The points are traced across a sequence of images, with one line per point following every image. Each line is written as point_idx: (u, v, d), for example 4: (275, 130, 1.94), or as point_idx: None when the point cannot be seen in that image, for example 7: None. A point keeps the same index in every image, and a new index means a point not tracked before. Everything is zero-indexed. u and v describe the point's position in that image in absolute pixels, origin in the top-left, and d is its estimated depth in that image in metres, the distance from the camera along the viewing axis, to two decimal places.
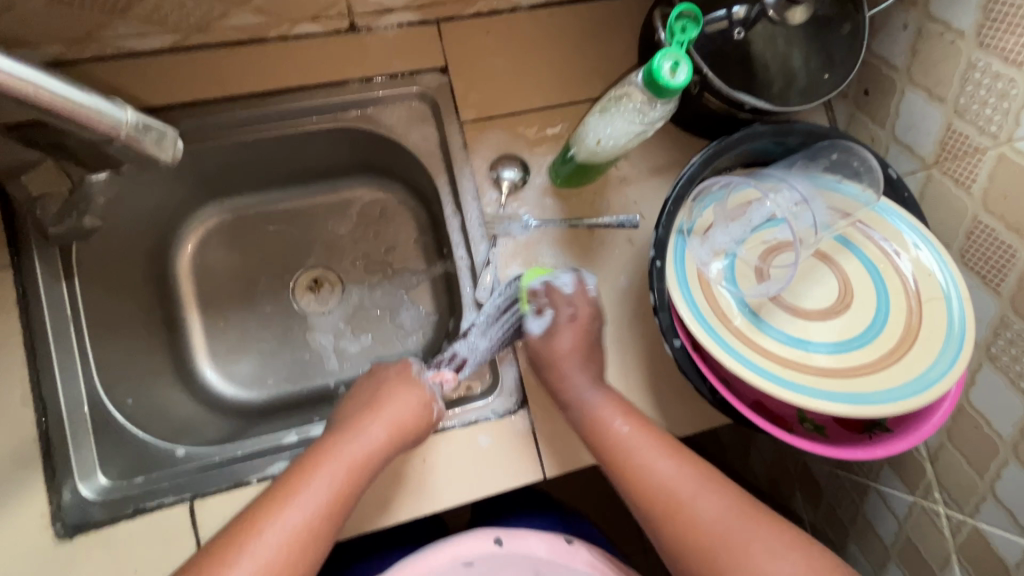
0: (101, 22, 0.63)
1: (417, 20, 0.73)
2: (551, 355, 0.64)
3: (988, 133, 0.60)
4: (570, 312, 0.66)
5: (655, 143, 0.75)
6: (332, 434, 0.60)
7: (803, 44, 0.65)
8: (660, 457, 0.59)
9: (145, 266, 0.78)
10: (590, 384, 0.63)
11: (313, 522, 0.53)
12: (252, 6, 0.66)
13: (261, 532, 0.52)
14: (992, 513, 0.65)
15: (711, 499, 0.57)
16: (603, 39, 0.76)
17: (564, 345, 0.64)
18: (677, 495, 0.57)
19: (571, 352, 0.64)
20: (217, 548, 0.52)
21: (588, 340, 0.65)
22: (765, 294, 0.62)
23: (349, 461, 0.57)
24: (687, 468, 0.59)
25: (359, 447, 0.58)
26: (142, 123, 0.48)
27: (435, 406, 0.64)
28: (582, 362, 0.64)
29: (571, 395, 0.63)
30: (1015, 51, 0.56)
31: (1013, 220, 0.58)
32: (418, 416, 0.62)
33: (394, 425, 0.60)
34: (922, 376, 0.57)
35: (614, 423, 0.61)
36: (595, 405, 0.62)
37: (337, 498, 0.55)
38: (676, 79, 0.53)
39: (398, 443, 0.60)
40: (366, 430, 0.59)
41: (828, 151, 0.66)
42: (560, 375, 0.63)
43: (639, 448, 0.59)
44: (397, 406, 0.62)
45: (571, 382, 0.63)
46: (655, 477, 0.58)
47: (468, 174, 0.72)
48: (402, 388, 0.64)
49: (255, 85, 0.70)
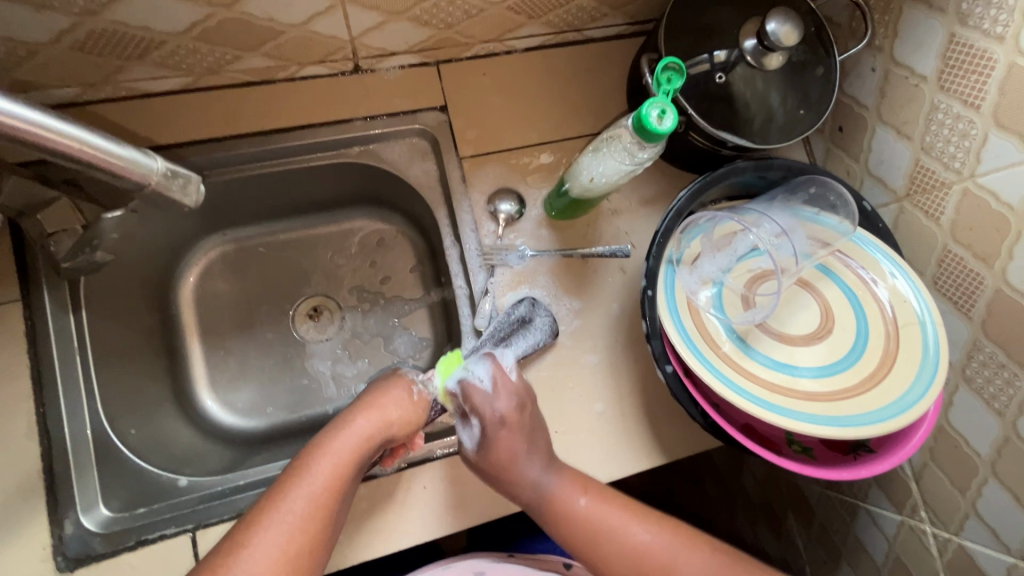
0: (117, 66, 0.66)
1: (417, 62, 0.77)
2: (498, 461, 0.61)
3: (952, 169, 0.64)
4: (496, 415, 0.62)
5: (644, 177, 0.79)
6: (321, 430, 0.61)
7: (780, 85, 0.69)
8: (632, 526, 0.61)
9: (149, 297, 0.80)
10: (542, 470, 0.61)
11: (308, 510, 0.54)
12: (262, 51, 0.69)
13: (260, 525, 0.53)
14: (976, 531, 0.67)
15: (691, 558, 0.60)
16: (594, 78, 0.81)
17: (506, 450, 0.61)
18: (656, 558, 0.60)
19: (514, 448, 0.61)
20: (221, 548, 0.52)
21: (527, 428, 0.63)
22: (751, 321, 0.66)
23: (338, 451, 0.59)
24: (661, 532, 0.61)
25: (346, 438, 0.60)
26: (169, 170, 0.50)
27: (415, 387, 0.67)
28: (528, 452, 0.62)
29: (530, 489, 0.61)
30: (974, 95, 0.61)
31: (979, 249, 0.63)
32: (402, 402, 0.65)
33: (378, 411, 0.63)
34: (901, 398, 0.60)
35: (576, 503, 0.61)
36: (554, 493, 0.61)
37: (330, 487, 0.56)
38: (663, 125, 0.56)
39: (384, 430, 0.62)
40: (353, 422, 0.61)
41: (806, 185, 0.70)
42: (511, 474, 0.61)
43: (610, 520, 0.61)
44: (382, 399, 0.64)
45: (523, 475, 0.61)
46: (632, 541, 0.60)
47: (466, 207, 0.76)
48: (387, 381, 0.67)
49: (261, 123, 0.73)
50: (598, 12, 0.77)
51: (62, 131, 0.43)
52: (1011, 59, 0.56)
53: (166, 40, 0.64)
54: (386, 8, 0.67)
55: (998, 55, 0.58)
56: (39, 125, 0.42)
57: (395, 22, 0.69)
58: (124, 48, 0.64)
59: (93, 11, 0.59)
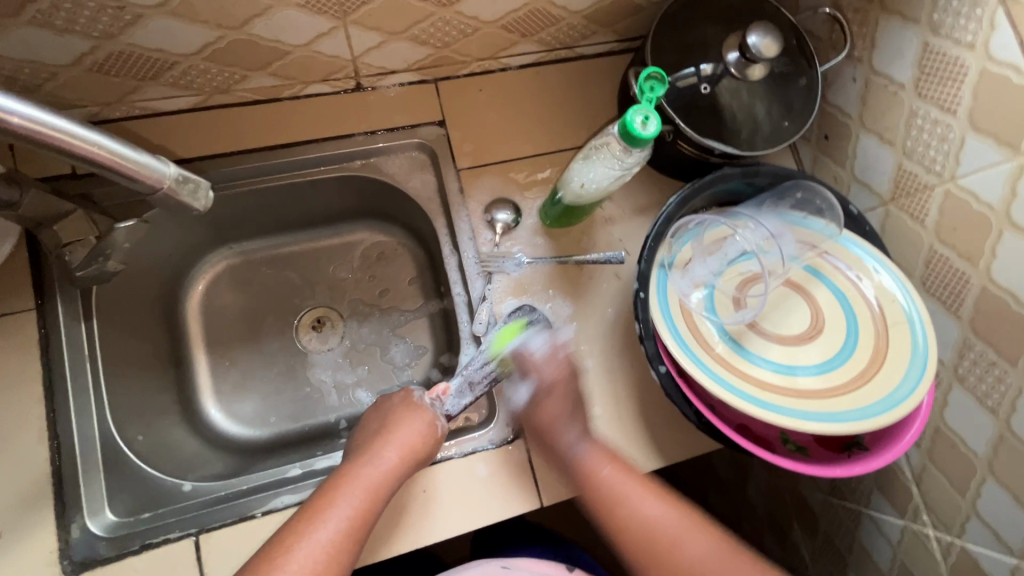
0: (133, 86, 0.70)
1: (416, 80, 0.81)
2: (542, 417, 0.67)
3: (933, 172, 0.66)
4: (548, 376, 0.69)
5: (637, 185, 0.82)
6: (350, 461, 0.63)
7: (765, 96, 0.72)
8: (647, 500, 0.63)
9: (158, 308, 0.82)
10: (579, 436, 0.66)
11: (338, 539, 0.57)
12: (268, 71, 0.73)
13: (291, 552, 0.55)
14: (978, 533, 0.67)
15: (696, 537, 0.62)
16: (586, 93, 0.84)
17: (551, 410, 0.67)
18: (665, 534, 0.62)
19: (556, 413, 0.66)
20: (251, 569, 0.55)
21: (569, 397, 0.68)
22: (742, 321, 0.67)
23: (366, 483, 0.61)
24: (671, 509, 0.64)
25: (375, 471, 0.62)
26: (181, 176, 0.53)
27: (439, 424, 0.67)
28: (571, 417, 0.67)
29: (563, 448, 0.65)
30: (950, 101, 0.63)
31: (963, 250, 0.64)
32: (427, 436, 0.66)
33: (406, 446, 0.64)
34: (891, 394, 0.61)
35: (603, 470, 0.64)
36: (582, 459, 0.65)
37: (359, 516, 0.59)
38: (647, 130, 0.59)
39: (410, 464, 0.63)
40: (380, 455, 0.63)
41: (792, 190, 0.72)
42: (550, 434, 0.66)
43: (629, 490, 0.63)
44: (408, 430, 0.66)
45: (561, 438, 0.65)
46: (644, 516, 0.63)
47: (464, 216, 0.78)
48: (409, 413, 0.68)
49: (267, 140, 0.77)
50: (588, 30, 0.80)
51: (89, 139, 0.46)
52: (982, 65, 0.59)
53: (178, 60, 0.68)
54: (385, 28, 0.70)
55: (970, 63, 0.60)
56: (68, 132, 0.45)
57: (394, 42, 0.73)
58: (139, 69, 0.67)
59: (111, 35, 0.62)
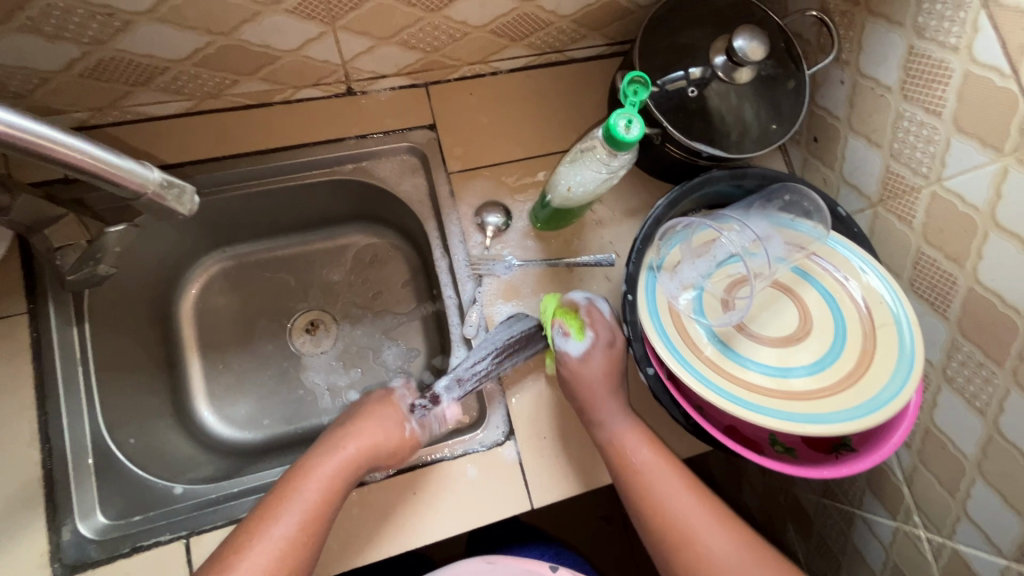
0: (124, 92, 0.70)
1: (406, 84, 0.81)
2: (583, 378, 0.68)
3: (920, 173, 0.67)
4: (608, 338, 0.70)
5: (627, 188, 0.82)
6: (312, 456, 0.65)
7: (753, 98, 0.73)
8: (678, 492, 0.64)
9: (151, 312, 0.83)
10: (619, 411, 0.67)
11: (294, 532, 0.58)
12: (259, 76, 0.74)
13: (246, 548, 0.57)
14: (968, 534, 0.67)
15: (721, 535, 0.62)
16: (576, 97, 0.84)
17: (598, 370, 0.68)
18: (692, 525, 0.62)
19: (600, 378, 0.68)
20: (210, 566, 0.57)
21: (616, 367, 0.69)
22: (729, 323, 0.66)
23: (324, 476, 0.62)
24: (699, 503, 0.64)
25: (332, 465, 0.63)
26: (165, 180, 0.54)
27: (407, 425, 0.69)
28: (612, 389, 0.68)
29: (600, 419, 0.67)
30: (935, 103, 0.63)
31: (950, 251, 0.65)
32: (391, 433, 0.67)
33: (367, 441, 0.65)
34: (878, 395, 0.61)
35: (638, 452, 0.65)
36: (617, 438, 0.66)
37: (316, 510, 0.60)
38: (630, 133, 0.59)
39: (370, 458, 0.64)
40: (339, 451, 0.64)
41: (781, 193, 0.73)
42: (592, 400, 0.67)
43: (661, 478, 0.64)
44: (371, 428, 0.67)
45: (603, 407, 0.67)
46: (670, 507, 0.63)
47: (454, 219, 0.79)
48: (375, 411, 0.70)
49: (258, 144, 0.77)
50: (578, 34, 0.81)
51: (74, 147, 0.47)
52: (965, 67, 0.59)
53: (168, 65, 0.68)
54: (375, 33, 0.71)
55: (954, 65, 0.60)
56: (52, 140, 0.45)
57: (384, 47, 0.73)
58: (130, 74, 0.68)
59: (101, 41, 0.63)
